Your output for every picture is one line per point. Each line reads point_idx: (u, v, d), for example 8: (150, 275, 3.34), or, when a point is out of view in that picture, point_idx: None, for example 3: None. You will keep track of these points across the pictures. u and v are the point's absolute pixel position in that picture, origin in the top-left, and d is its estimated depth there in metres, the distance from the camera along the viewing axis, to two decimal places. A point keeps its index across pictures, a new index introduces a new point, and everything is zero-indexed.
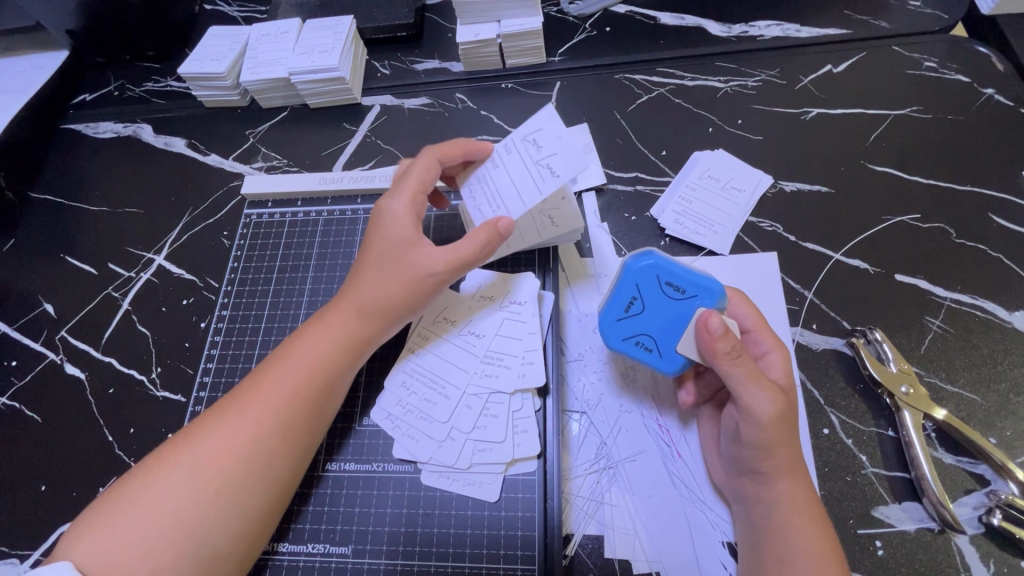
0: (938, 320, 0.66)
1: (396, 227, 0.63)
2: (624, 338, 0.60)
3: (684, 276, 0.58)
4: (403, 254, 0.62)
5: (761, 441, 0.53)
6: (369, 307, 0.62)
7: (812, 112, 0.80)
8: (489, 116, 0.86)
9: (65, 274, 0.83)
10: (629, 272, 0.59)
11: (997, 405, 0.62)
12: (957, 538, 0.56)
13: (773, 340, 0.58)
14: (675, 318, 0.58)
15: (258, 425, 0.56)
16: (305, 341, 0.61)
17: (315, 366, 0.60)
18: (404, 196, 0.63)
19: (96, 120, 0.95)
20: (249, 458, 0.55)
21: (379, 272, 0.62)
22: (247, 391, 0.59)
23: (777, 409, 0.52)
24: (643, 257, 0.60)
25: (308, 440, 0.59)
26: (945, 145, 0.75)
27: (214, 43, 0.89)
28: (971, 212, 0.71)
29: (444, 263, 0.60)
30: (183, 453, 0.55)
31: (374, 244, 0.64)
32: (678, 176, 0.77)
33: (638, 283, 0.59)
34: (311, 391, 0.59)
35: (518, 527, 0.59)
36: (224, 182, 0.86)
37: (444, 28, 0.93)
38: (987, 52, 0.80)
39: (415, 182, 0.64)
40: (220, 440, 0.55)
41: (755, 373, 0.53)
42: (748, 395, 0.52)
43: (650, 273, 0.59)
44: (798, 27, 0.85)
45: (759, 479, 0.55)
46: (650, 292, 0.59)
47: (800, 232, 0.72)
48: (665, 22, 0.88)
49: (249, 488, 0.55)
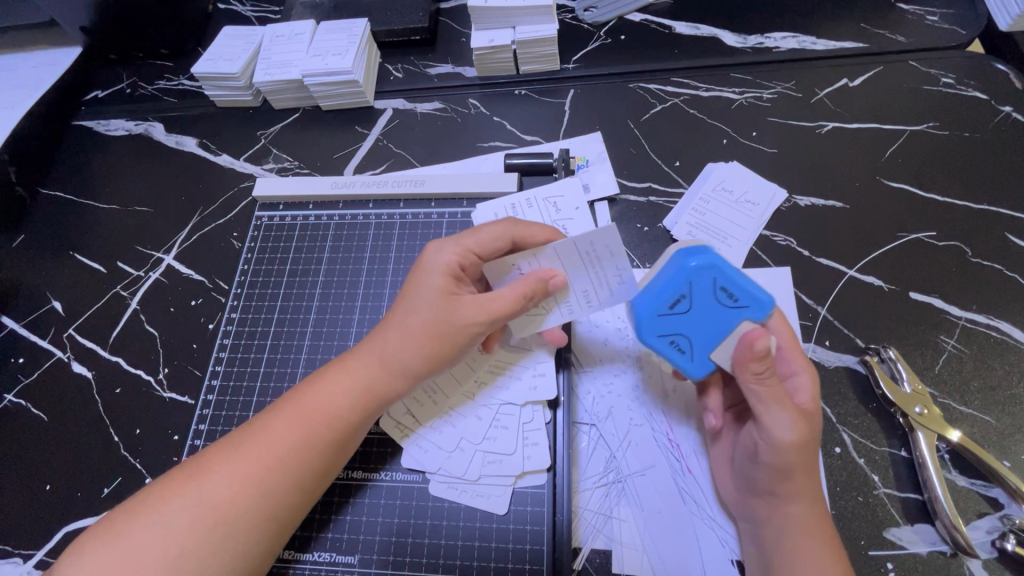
0: (953, 339, 0.65)
1: (434, 277, 0.59)
2: (659, 333, 0.57)
3: (746, 285, 0.54)
4: (433, 306, 0.58)
5: (777, 465, 0.53)
6: (392, 364, 0.58)
7: (827, 125, 0.79)
8: (501, 121, 0.86)
9: (74, 272, 0.83)
10: (685, 267, 0.54)
11: (1011, 428, 0.61)
12: (969, 562, 0.56)
13: (802, 361, 0.56)
14: (717, 326, 0.55)
15: (265, 471, 0.55)
16: (323, 387, 0.59)
17: (331, 417, 0.57)
18: (457, 249, 0.60)
19: (108, 118, 0.95)
20: (255, 505, 0.54)
21: (405, 323, 0.59)
22: (257, 430, 0.57)
23: (797, 437, 0.52)
24: (709, 253, 0.55)
25: (317, 483, 0.57)
26: (961, 163, 0.75)
27: (227, 43, 0.89)
28: (987, 231, 0.70)
29: (480, 318, 0.57)
30: (185, 489, 0.54)
31: (410, 295, 0.60)
32: (691, 188, 0.77)
33: (692, 280, 0.55)
34: (325, 441, 0.57)
35: (527, 542, 0.58)
36: (235, 182, 0.86)
37: (457, 32, 0.93)
38: (1005, 69, 0.80)
39: (474, 241, 0.60)
40: (225, 482, 0.54)
41: (781, 396, 0.52)
42: (769, 417, 0.52)
43: (708, 273, 0.54)
44: (815, 39, 0.85)
45: (774, 499, 0.55)
46: (703, 291, 0.55)
47: (813, 247, 0.72)
48: (680, 31, 0.88)
49: (251, 532, 0.53)
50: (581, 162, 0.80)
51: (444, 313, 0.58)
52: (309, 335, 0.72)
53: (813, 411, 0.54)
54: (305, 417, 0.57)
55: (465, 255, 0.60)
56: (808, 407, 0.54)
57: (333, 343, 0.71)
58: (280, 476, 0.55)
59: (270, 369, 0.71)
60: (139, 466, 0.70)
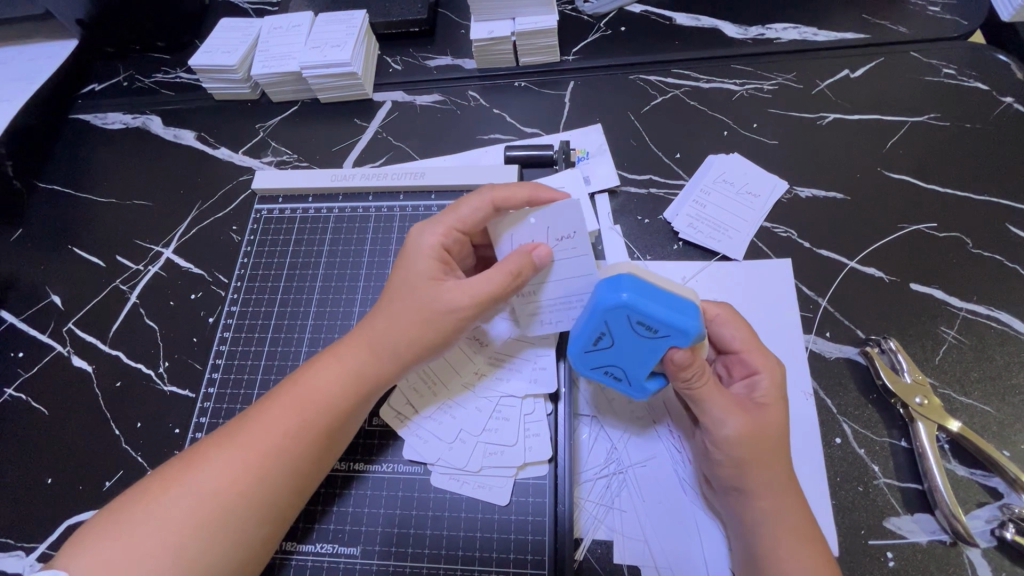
0: (953, 330, 0.66)
1: (423, 263, 0.60)
2: (592, 367, 0.57)
3: (658, 316, 0.51)
4: (424, 291, 0.58)
5: (732, 461, 0.54)
6: (383, 347, 0.59)
7: (828, 117, 0.79)
8: (501, 114, 0.85)
9: (72, 266, 0.83)
10: (597, 309, 0.52)
11: (1010, 417, 0.61)
12: (969, 551, 0.56)
13: (762, 360, 0.58)
14: (646, 354, 0.54)
15: (265, 458, 0.55)
16: (317, 372, 0.59)
17: (325, 402, 0.57)
18: (440, 228, 0.61)
19: (105, 111, 0.94)
20: (254, 491, 0.54)
21: (395, 308, 0.59)
22: (252, 418, 0.57)
23: (745, 431, 0.54)
24: (613, 291, 0.52)
25: (315, 469, 0.58)
26: (962, 155, 0.74)
27: (225, 35, 0.88)
28: (987, 223, 0.70)
29: (466, 300, 0.57)
30: (179, 481, 0.54)
31: (395, 278, 0.61)
32: (692, 179, 0.77)
33: (606, 319, 0.53)
34: (324, 426, 0.57)
35: (529, 532, 0.59)
36: (234, 175, 0.86)
37: (457, 24, 0.92)
38: (1006, 60, 0.79)
39: (455, 218, 0.61)
40: (222, 469, 0.54)
41: (722, 395, 0.55)
42: (708, 418, 0.55)
43: (620, 313, 0.51)
44: (815, 30, 0.84)
45: (738, 495, 0.55)
46: (619, 327, 0.53)
47: (814, 238, 0.72)
48: (681, 22, 0.87)
49: (250, 521, 0.53)
50: (581, 155, 0.80)
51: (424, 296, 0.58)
52: (309, 328, 0.72)
53: (772, 405, 0.56)
54: (300, 406, 0.57)
55: (448, 234, 0.61)
56: (761, 403, 0.56)
57: (334, 336, 0.71)
58: (278, 465, 0.55)
59: (272, 361, 0.71)
60: (141, 459, 0.70)
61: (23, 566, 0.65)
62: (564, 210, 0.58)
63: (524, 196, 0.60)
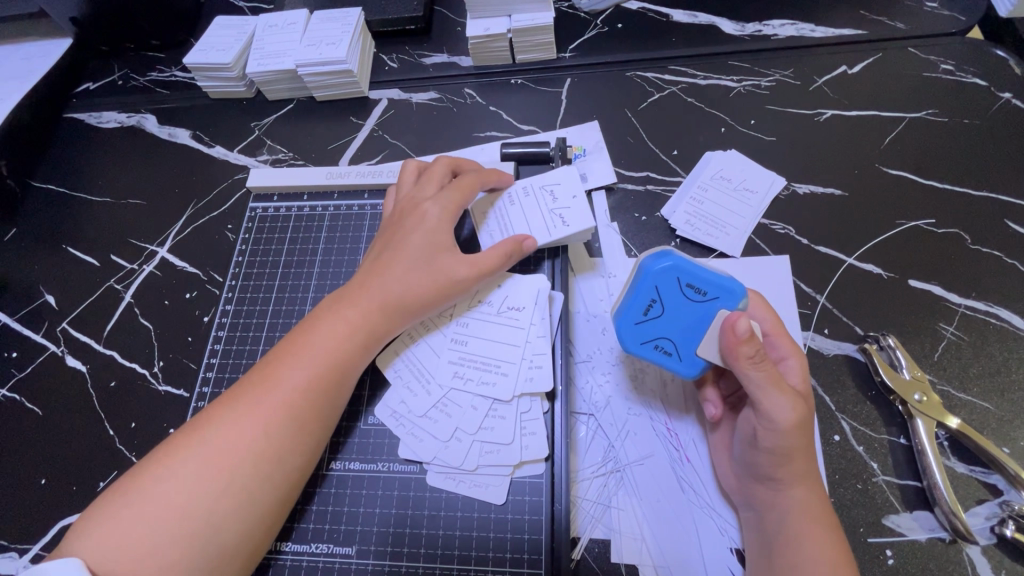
0: (952, 327, 0.65)
1: (429, 230, 0.63)
2: (642, 341, 0.58)
3: (708, 276, 0.56)
4: (432, 258, 0.62)
5: (779, 448, 0.52)
6: (391, 301, 0.61)
7: (826, 113, 0.78)
8: (497, 111, 0.85)
9: (67, 265, 0.82)
10: (648, 275, 0.57)
11: (1010, 414, 0.61)
12: (969, 548, 0.56)
13: (790, 345, 0.57)
14: (695, 320, 0.57)
15: (273, 417, 0.56)
16: (324, 329, 0.61)
17: (333, 357, 0.59)
18: (444, 198, 0.65)
19: (100, 110, 0.94)
20: (263, 450, 0.55)
21: (399, 263, 0.62)
22: (260, 379, 0.58)
23: (797, 417, 0.51)
24: (662, 258, 0.57)
25: (322, 429, 0.59)
26: (960, 151, 0.74)
27: (221, 33, 0.87)
28: (986, 218, 0.70)
29: (471, 269, 0.62)
30: (189, 446, 0.55)
31: (399, 238, 0.64)
32: (689, 176, 0.76)
33: (657, 284, 0.57)
34: (331, 383, 0.59)
35: (525, 531, 0.58)
36: (229, 174, 0.85)
37: (453, 22, 0.92)
38: (1004, 55, 0.79)
39: (460, 191, 0.65)
40: (235, 430, 0.55)
41: (777, 379, 0.52)
42: (767, 401, 0.51)
43: (669, 275, 0.56)
44: (813, 26, 0.84)
45: (775, 484, 0.54)
46: (670, 293, 0.57)
47: (812, 235, 0.71)
48: (678, 19, 0.87)
49: (259, 482, 0.54)
50: (578, 152, 0.79)
51: (432, 255, 0.63)
52: None
53: (805, 389, 0.56)
54: (308, 361, 0.59)
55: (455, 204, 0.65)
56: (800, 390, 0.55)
57: None
58: (285, 424, 0.56)
59: None
60: (135, 459, 0.69)
61: (16, 568, 0.65)
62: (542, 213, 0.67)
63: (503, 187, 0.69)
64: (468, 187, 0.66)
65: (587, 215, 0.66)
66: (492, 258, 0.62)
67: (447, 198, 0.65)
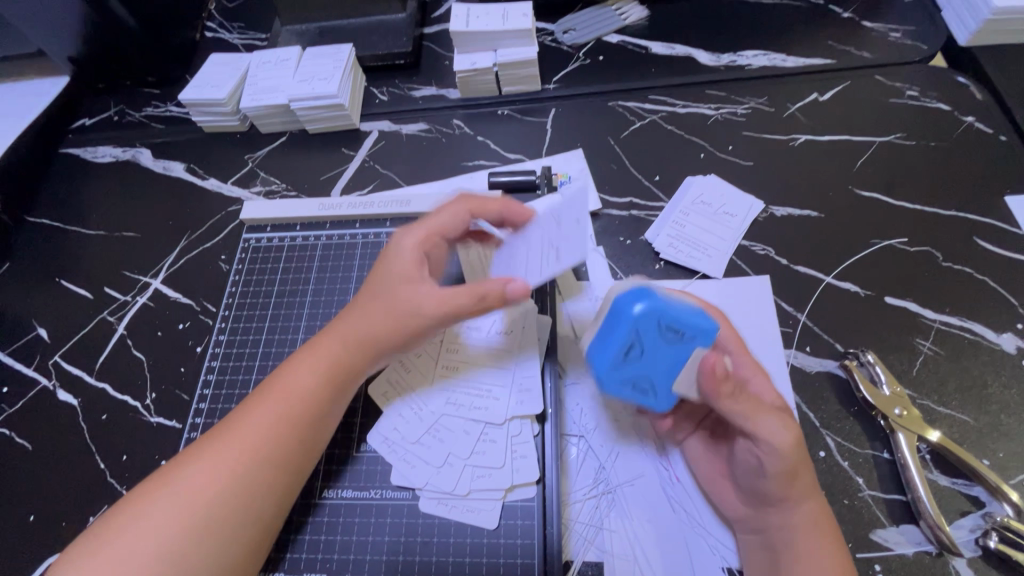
0: (928, 342, 0.67)
1: (401, 265, 0.63)
2: (620, 382, 0.57)
3: (683, 317, 0.53)
4: (401, 292, 0.61)
5: (783, 470, 0.54)
6: (360, 342, 0.61)
7: (800, 138, 0.82)
8: (485, 141, 0.88)
9: (60, 299, 0.83)
10: (627, 324, 0.53)
11: (989, 426, 0.63)
12: (955, 561, 0.57)
13: (752, 364, 0.59)
14: (671, 361, 0.56)
15: (249, 453, 0.56)
16: (298, 370, 0.61)
17: (305, 397, 0.60)
18: (419, 233, 0.64)
19: (95, 145, 0.95)
20: (240, 488, 0.55)
21: (369, 302, 0.62)
22: (238, 417, 0.59)
23: (793, 437, 0.54)
24: (640, 304, 0.53)
25: (301, 464, 0.59)
26: (928, 172, 0.78)
27: (216, 70, 0.90)
28: (957, 236, 0.73)
29: (438, 307, 0.60)
30: (167, 484, 0.55)
31: (375, 276, 0.64)
32: (671, 201, 0.79)
33: (637, 331, 0.53)
34: (307, 419, 0.59)
35: (518, 555, 0.58)
36: (223, 206, 0.87)
37: (441, 56, 0.96)
38: (965, 82, 0.83)
39: (438, 225, 0.65)
40: (211, 468, 0.55)
41: (759, 404, 0.55)
42: (762, 427, 0.54)
43: (649, 323, 0.53)
44: (784, 57, 0.88)
45: (777, 506, 0.56)
46: (649, 339, 0.54)
47: (791, 255, 0.74)
48: (656, 51, 0.91)
49: (236, 519, 0.54)
50: (563, 178, 0.81)
51: (401, 293, 0.61)
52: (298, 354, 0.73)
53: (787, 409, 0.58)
54: (282, 400, 0.59)
55: (430, 238, 0.64)
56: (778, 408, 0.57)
57: None
58: (259, 462, 0.56)
59: None
60: (126, 492, 0.69)
61: None
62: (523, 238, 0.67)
63: (498, 209, 0.65)
64: (456, 220, 0.65)
65: (584, 249, 0.55)
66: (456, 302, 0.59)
67: (420, 235, 0.64)
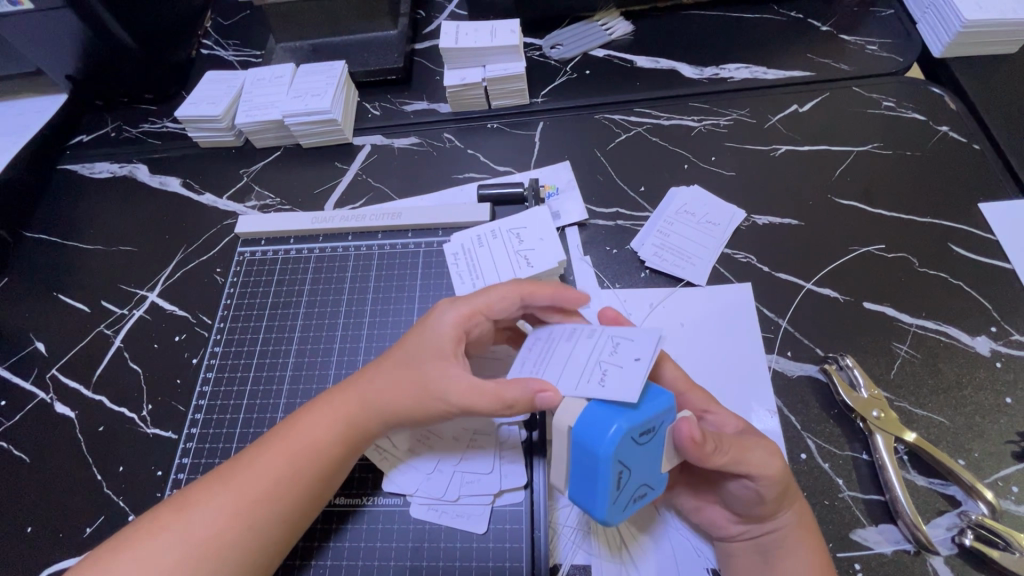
0: (906, 345, 0.69)
1: (437, 338, 0.61)
2: (623, 505, 0.53)
3: (647, 416, 0.51)
4: (431, 366, 0.59)
5: (773, 495, 0.55)
6: (377, 404, 0.60)
7: (780, 148, 0.84)
8: (475, 154, 0.90)
9: (58, 313, 0.84)
10: (610, 464, 0.49)
11: (964, 427, 0.64)
12: (932, 559, 0.58)
13: (704, 397, 0.61)
14: (656, 453, 0.53)
15: (249, 507, 0.56)
16: (311, 424, 0.60)
17: (317, 453, 0.59)
18: (462, 311, 0.61)
19: (93, 161, 0.97)
20: (238, 539, 0.55)
21: (394, 369, 0.61)
22: (246, 463, 0.58)
23: (778, 464, 0.55)
24: (608, 437, 0.49)
25: (301, 518, 0.58)
26: (904, 180, 0.80)
27: (211, 88, 0.93)
28: (932, 242, 0.75)
29: (465, 396, 0.56)
30: (173, 523, 0.55)
31: (406, 342, 0.63)
32: (656, 211, 0.81)
33: (618, 456, 0.50)
34: (311, 478, 0.58)
35: (506, 558, 0.60)
36: (219, 220, 0.89)
37: (432, 71, 0.98)
38: (940, 92, 0.86)
39: (484, 301, 0.62)
40: (209, 517, 0.55)
41: (744, 442, 0.55)
42: (751, 464, 0.54)
43: (623, 441, 0.49)
44: (765, 69, 0.91)
45: (767, 521, 0.57)
46: (630, 453, 0.51)
47: (772, 263, 0.76)
48: (641, 65, 0.93)
49: (239, 567, 0.54)
50: (551, 190, 0.84)
51: (429, 364, 0.59)
52: (291, 365, 0.74)
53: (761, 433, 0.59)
54: (292, 454, 0.58)
55: (472, 316, 0.61)
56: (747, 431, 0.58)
57: (314, 373, 0.73)
58: (265, 511, 0.56)
59: (254, 401, 0.72)
60: (123, 503, 0.70)
61: None
62: (508, 254, 0.73)
63: (550, 296, 0.63)
64: (499, 301, 0.62)
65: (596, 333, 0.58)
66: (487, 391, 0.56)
67: (462, 311, 0.61)
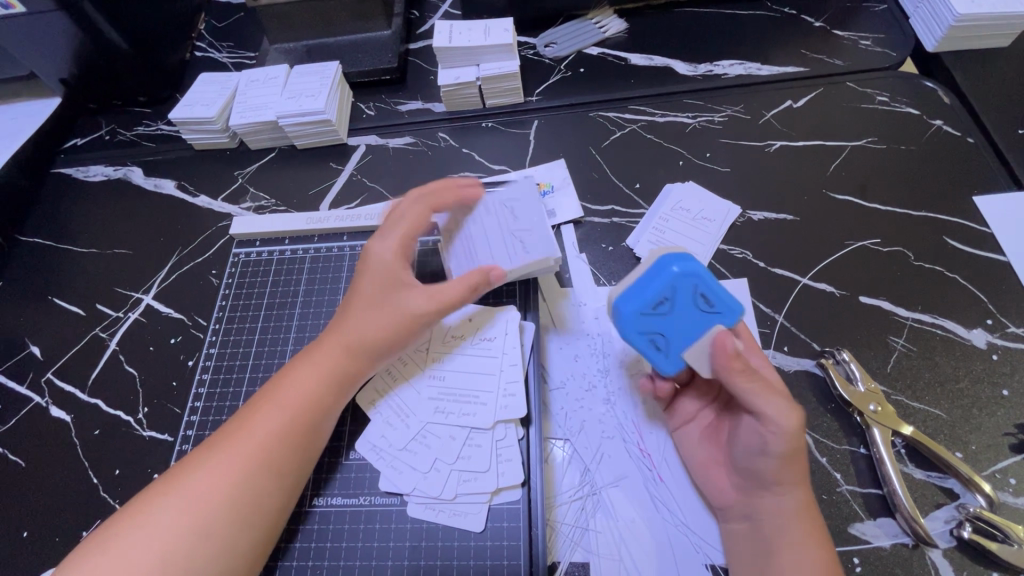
0: (902, 339, 0.69)
1: (383, 268, 0.66)
2: (640, 332, 0.59)
3: (716, 288, 0.57)
4: (392, 297, 0.65)
5: (784, 452, 0.54)
6: (355, 346, 0.64)
7: (775, 144, 0.84)
8: (470, 153, 0.90)
9: (53, 317, 0.84)
10: (662, 281, 0.57)
11: (961, 419, 0.64)
12: (930, 552, 0.58)
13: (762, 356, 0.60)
14: (693, 328, 0.58)
15: (247, 464, 0.57)
16: (298, 375, 0.63)
17: (305, 401, 0.61)
18: (394, 239, 0.67)
19: (87, 164, 0.97)
20: (239, 495, 0.56)
21: (361, 309, 0.65)
22: (240, 422, 0.60)
23: (796, 418, 0.54)
24: (683, 262, 0.57)
25: (295, 475, 0.60)
26: (898, 174, 0.80)
27: (204, 89, 0.92)
28: (927, 236, 0.75)
29: (432, 304, 0.64)
30: (173, 490, 0.56)
31: (363, 286, 0.67)
32: (651, 209, 0.81)
33: (673, 285, 0.57)
34: (303, 427, 0.61)
35: (504, 557, 0.60)
36: (214, 222, 0.89)
37: (427, 71, 0.98)
38: (933, 86, 0.86)
39: (405, 224, 0.68)
40: (209, 478, 0.56)
41: (769, 386, 0.55)
42: (767, 407, 0.54)
43: (687, 281, 0.57)
44: (759, 65, 0.91)
45: (771, 490, 0.57)
46: (683, 299, 0.57)
47: (767, 258, 0.76)
48: (635, 62, 0.93)
49: (242, 524, 0.56)
50: (546, 188, 0.84)
51: (390, 295, 0.65)
52: None
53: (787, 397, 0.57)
54: (283, 408, 0.61)
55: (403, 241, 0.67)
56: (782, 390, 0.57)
57: None
58: (263, 465, 0.58)
59: None
60: (119, 506, 0.70)
61: None
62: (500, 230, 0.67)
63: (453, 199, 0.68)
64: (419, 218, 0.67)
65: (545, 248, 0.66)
66: (452, 298, 0.64)
67: (395, 239, 0.67)
